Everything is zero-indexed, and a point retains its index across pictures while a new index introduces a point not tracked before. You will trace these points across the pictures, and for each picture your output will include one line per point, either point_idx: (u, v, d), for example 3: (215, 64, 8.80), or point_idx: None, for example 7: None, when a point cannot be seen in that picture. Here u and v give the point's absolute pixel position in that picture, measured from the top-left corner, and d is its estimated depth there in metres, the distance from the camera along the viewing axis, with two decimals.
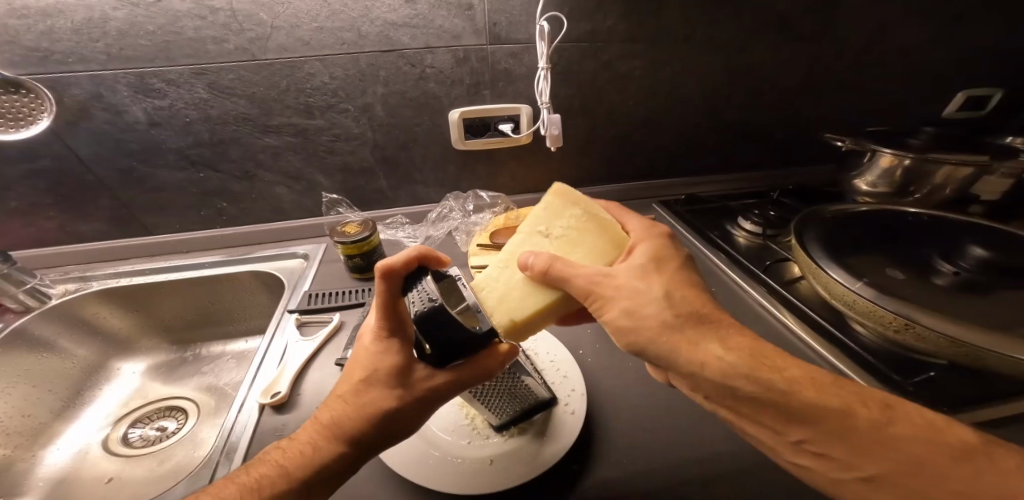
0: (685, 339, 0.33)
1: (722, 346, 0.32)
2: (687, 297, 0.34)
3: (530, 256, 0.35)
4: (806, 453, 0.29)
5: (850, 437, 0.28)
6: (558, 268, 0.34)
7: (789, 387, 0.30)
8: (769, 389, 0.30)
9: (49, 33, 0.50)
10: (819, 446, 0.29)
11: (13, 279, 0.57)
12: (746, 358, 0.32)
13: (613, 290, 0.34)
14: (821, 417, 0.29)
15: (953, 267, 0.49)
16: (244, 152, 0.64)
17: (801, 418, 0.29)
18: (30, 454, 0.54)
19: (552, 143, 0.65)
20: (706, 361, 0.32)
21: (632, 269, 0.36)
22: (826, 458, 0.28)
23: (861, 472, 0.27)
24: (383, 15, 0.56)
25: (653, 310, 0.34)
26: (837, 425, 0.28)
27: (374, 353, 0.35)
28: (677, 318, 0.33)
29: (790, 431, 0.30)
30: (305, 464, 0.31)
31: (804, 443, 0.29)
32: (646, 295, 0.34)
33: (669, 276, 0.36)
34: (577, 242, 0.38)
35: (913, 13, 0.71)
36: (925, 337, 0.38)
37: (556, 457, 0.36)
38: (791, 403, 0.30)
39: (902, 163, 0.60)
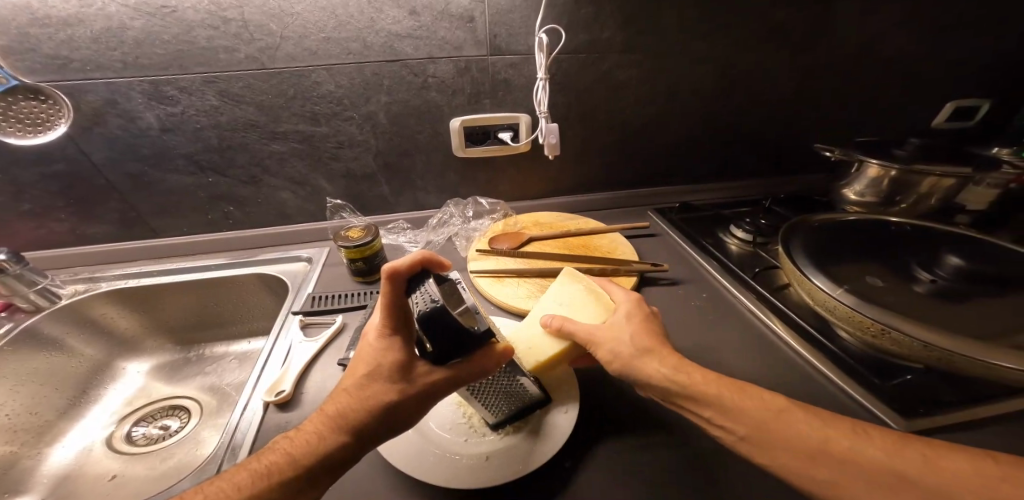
0: (634, 361, 0.38)
1: (661, 363, 0.38)
2: (646, 334, 0.40)
3: (548, 316, 0.43)
4: (714, 426, 0.35)
5: (736, 412, 0.34)
6: (569, 325, 0.42)
7: (703, 384, 0.36)
8: (687, 387, 0.36)
9: (69, 42, 0.52)
10: (717, 419, 0.35)
11: (25, 279, 0.59)
12: (676, 367, 0.37)
13: (602, 337, 0.40)
14: (716, 400, 0.35)
15: (931, 276, 0.50)
16: (252, 157, 0.66)
17: (704, 401, 0.35)
18: (36, 451, 0.55)
19: (550, 150, 0.68)
20: (649, 375, 0.37)
21: (619, 320, 0.42)
22: (727, 429, 0.34)
23: (738, 434, 0.34)
24: (388, 27, 0.58)
25: (619, 344, 0.39)
26: (730, 405, 0.34)
27: (378, 349, 0.36)
28: (635, 349, 0.39)
29: (704, 412, 0.35)
30: (311, 453, 0.32)
31: (712, 420, 0.35)
32: (619, 336, 0.40)
33: (638, 321, 0.41)
34: (581, 305, 0.46)
35: (902, 27, 0.73)
36: (901, 342, 0.39)
37: (548, 454, 0.38)
38: (700, 394, 0.35)
39: (889, 173, 0.61)
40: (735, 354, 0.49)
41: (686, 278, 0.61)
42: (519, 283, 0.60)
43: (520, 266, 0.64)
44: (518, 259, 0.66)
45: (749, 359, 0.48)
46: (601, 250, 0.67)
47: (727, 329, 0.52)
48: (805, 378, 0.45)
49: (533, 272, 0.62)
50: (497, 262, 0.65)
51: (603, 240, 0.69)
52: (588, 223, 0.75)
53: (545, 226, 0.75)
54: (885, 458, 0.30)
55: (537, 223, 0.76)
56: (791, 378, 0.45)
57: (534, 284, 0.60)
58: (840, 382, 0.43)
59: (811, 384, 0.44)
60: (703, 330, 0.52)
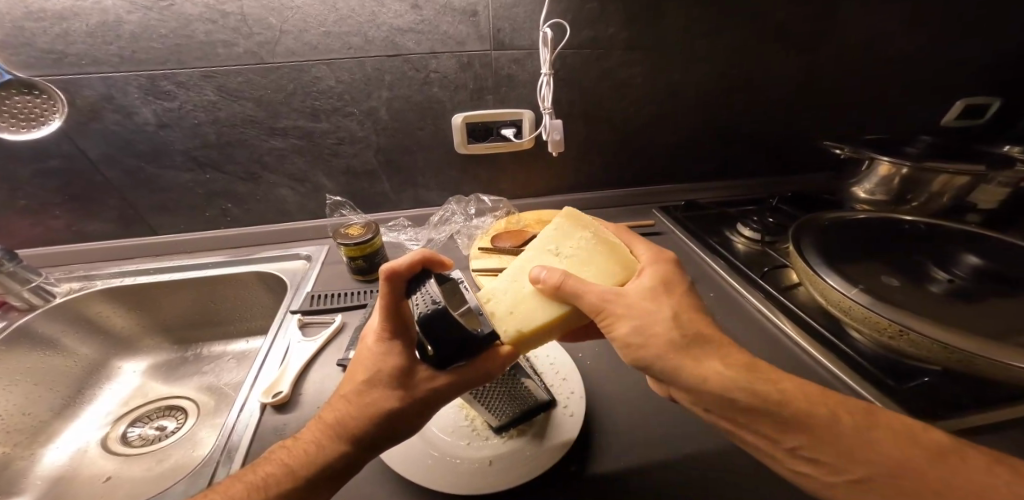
0: (689, 357, 0.34)
1: (723, 363, 0.34)
2: (696, 320, 0.36)
3: (543, 270, 0.37)
4: (803, 460, 0.31)
5: (839, 446, 0.30)
6: (573, 284, 0.35)
7: (782, 398, 0.32)
8: (764, 400, 0.32)
9: (64, 36, 0.51)
10: (813, 452, 0.31)
11: (19, 277, 0.58)
12: (743, 372, 0.33)
13: (624, 308, 0.36)
14: (811, 427, 0.31)
15: (949, 275, 0.50)
16: (250, 153, 0.65)
17: (790, 425, 0.31)
18: (29, 452, 0.54)
19: (553, 148, 0.66)
20: (709, 374, 0.33)
21: (642, 289, 0.38)
22: (819, 463, 0.31)
23: (847, 475, 0.30)
24: (389, 21, 0.57)
25: (662, 329, 0.35)
26: (817, 429, 0.31)
27: (377, 354, 0.35)
28: (684, 338, 0.35)
29: (787, 439, 0.31)
30: (309, 463, 0.31)
31: (799, 449, 0.31)
32: (656, 313, 0.36)
33: (680, 299, 0.37)
34: (588, 260, 0.41)
35: (912, 23, 0.72)
36: (918, 342, 0.38)
37: (553, 459, 0.37)
38: (782, 410, 0.32)
39: (900, 171, 0.60)
40: None
41: (692, 278, 0.60)
42: None
43: None
44: None
45: (759, 360, 0.47)
46: None
47: (736, 330, 0.51)
48: (817, 380, 0.44)
49: None
50: (499, 261, 0.64)
51: None
52: None
53: (548, 225, 0.73)
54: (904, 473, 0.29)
55: (540, 221, 0.75)
56: (804, 380, 0.44)
57: None
58: (856, 387, 0.42)
59: (822, 385, 0.43)
60: None
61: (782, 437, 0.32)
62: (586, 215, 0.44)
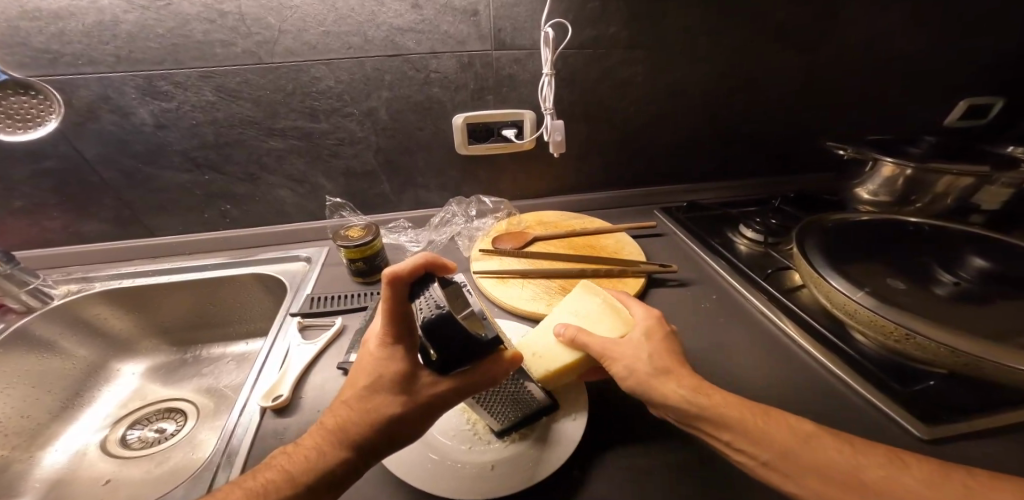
0: (650, 383, 0.36)
1: (678, 383, 0.36)
2: (665, 355, 0.38)
3: (562, 326, 0.43)
4: (733, 449, 0.33)
5: (756, 436, 0.32)
6: (582, 337, 0.40)
7: (717, 406, 0.34)
8: (704, 408, 0.34)
9: (60, 35, 0.50)
10: (742, 445, 0.33)
11: (16, 279, 0.58)
12: (692, 388, 0.36)
13: (619, 353, 0.39)
14: (738, 423, 0.33)
15: (954, 277, 0.49)
16: (248, 154, 0.65)
17: (721, 424, 0.34)
18: (28, 455, 0.54)
19: (554, 149, 0.66)
20: (664, 395, 0.36)
21: (636, 338, 0.40)
22: (745, 453, 0.33)
23: (759, 459, 0.32)
24: (389, 20, 0.56)
25: (638, 364, 0.38)
26: (746, 428, 0.33)
27: (379, 358, 0.35)
28: (652, 370, 0.37)
29: (720, 435, 0.34)
30: (310, 470, 0.31)
31: (732, 443, 0.33)
32: (637, 355, 0.38)
33: (658, 340, 0.40)
34: (600, 320, 0.44)
35: (915, 22, 0.72)
36: (924, 346, 0.38)
37: (556, 463, 0.36)
38: (717, 416, 0.34)
39: (904, 172, 0.60)
40: (747, 357, 0.47)
41: (694, 279, 0.60)
42: (523, 284, 0.59)
43: (524, 266, 0.63)
44: (522, 259, 0.64)
45: (762, 363, 0.46)
46: (607, 251, 0.65)
47: (739, 332, 0.51)
48: (821, 383, 0.44)
49: (538, 272, 0.60)
50: (501, 262, 0.64)
51: (609, 240, 0.68)
52: (592, 222, 0.74)
53: (549, 226, 0.73)
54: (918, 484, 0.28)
55: (541, 222, 0.74)
56: (807, 382, 0.44)
57: (538, 285, 0.58)
58: (860, 390, 0.42)
59: (825, 388, 0.43)
60: (714, 333, 0.51)
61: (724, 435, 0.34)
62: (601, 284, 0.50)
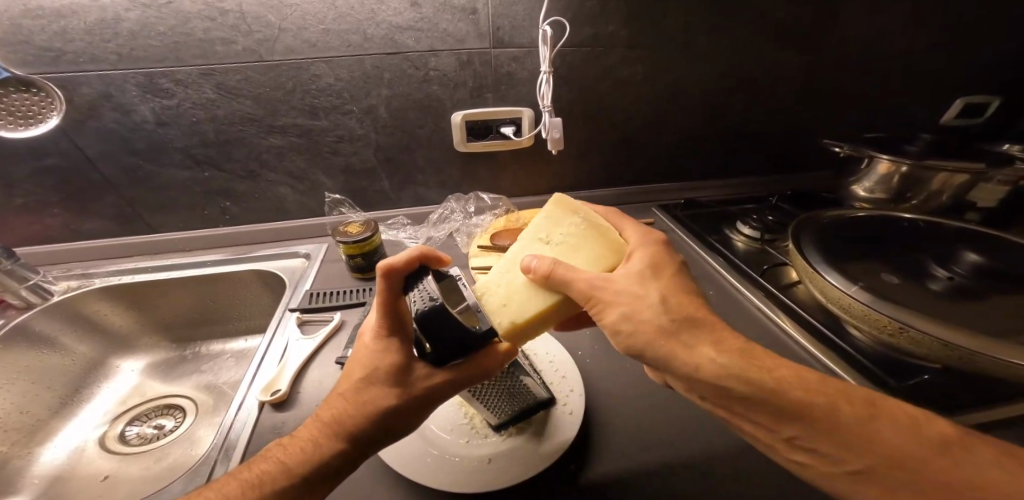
0: (685, 347, 0.33)
1: (717, 350, 0.33)
2: (684, 302, 0.35)
3: (533, 259, 0.37)
4: (797, 449, 0.31)
5: (823, 431, 0.29)
6: (561, 271, 0.35)
7: (776, 384, 0.31)
8: (764, 389, 0.31)
9: (62, 33, 0.51)
10: (807, 441, 0.30)
11: (16, 275, 0.58)
12: (739, 360, 0.33)
13: (611, 293, 0.35)
14: (804, 412, 0.30)
15: (948, 273, 0.49)
16: (248, 151, 0.65)
17: (783, 414, 0.30)
18: (27, 451, 0.54)
19: (552, 146, 0.66)
20: (702, 364, 0.33)
21: (632, 272, 0.37)
22: (816, 452, 0.30)
23: (845, 466, 0.29)
24: (389, 19, 0.57)
25: (649, 314, 0.35)
26: (818, 419, 0.30)
27: (374, 351, 0.35)
28: (670, 321, 0.34)
29: (784, 429, 0.31)
30: (305, 460, 0.31)
31: (793, 439, 0.30)
32: (642, 297, 0.35)
33: (666, 282, 0.37)
34: (579, 247, 0.40)
35: (912, 21, 0.72)
36: (918, 340, 0.38)
37: (552, 457, 0.36)
38: (780, 400, 0.31)
39: (900, 169, 0.60)
40: None
41: (691, 276, 0.60)
42: None
43: None
44: None
45: None
46: None
47: (735, 328, 0.51)
48: None
49: None
50: (499, 259, 0.64)
51: None
52: None
53: None
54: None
55: None
56: None
57: None
58: (857, 386, 0.42)
59: None
60: None
61: (789, 431, 0.30)
62: (575, 201, 0.45)
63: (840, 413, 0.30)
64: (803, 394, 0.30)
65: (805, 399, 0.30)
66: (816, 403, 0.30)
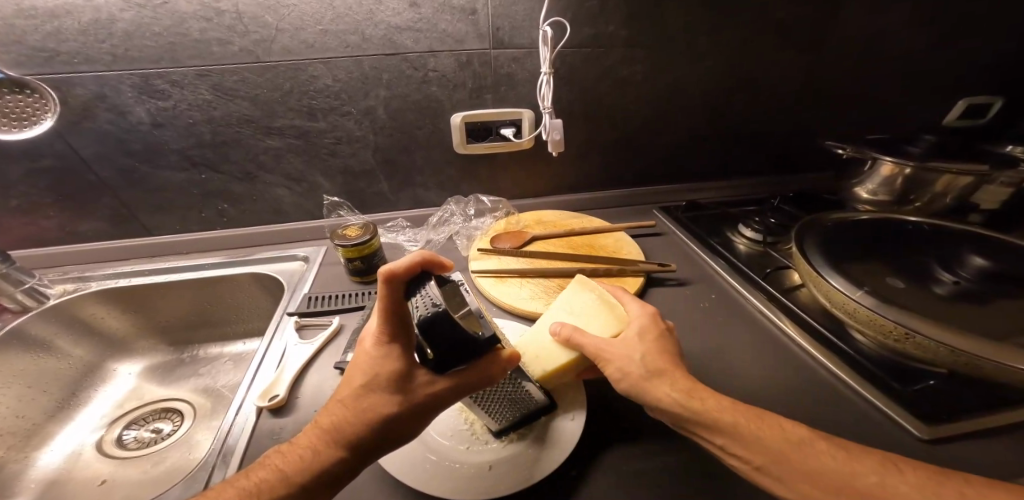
0: (644, 384, 0.36)
1: (672, 386, 0.36)
2: (659, 357, 0.38)
3: (558, 325, 0.42)
4: (731, 456, 0.33)
5: (752, 442, 0.32)
6: (576, 338, 0.40)
7: (716, 411, 0.34)
8: (700, 413, 0.34)
9: (56, 33, 0.50)
10: (734, 449, 0.32)
11: (12, 279, 0.57)
12: (686, 391, 0.35)
13: (611, 354, 0.38)
14: (728, 427, 0.33)
15: (954, 277, 0.49)
16: (246, 153, 0.65)
17: (717, 428, 0.33)
18: (23, 456, 0.53)
19: (552, 148, 0.65)
20: (658, 398, 0.35)
21: (630, 338, 0.40)
22: (739, 457, 0.32)
23: (752, 464, 0.32)
24: (387, 19, 0.56)
25: (630, 365, 0.37)
26: (743, 434, 0.32)
27: (375, 357, 0.35)
28: (645, 371, 0.37)
29: (715, 440, 0.33)
30: (305, 468, 0.31)
31: (724, 447, 0.33)
32: (631, 356, 0.38)
33: (653, 342, 0.39)
34: (595, 315, 0.44)
35: (914, 21, 0.71)
36: (924, 346, 0.38)
37: (554, 464, 0.36)
38: (714, 421, 0.33)
39: (903, 171, 0.60)
40: (745, 358, 0.47)
41: (693, 278, 0.60)
42: (522, 283, 0.59)
43: (522, 265, 0.62)
44: (520, 258, 0.64)
45: (761, 363, 0.46)
46: (606, 250, 0.65)
47: (738, 332, 0.50)
48: (820, 384, 0.43)
49: (536, 272, 0.60)
50: (499, 262, 0.64)
51: (608, 240, 0.68)
52: (591, 222, 0.73)
53: (548, 225, 0.73)
54: (920, 486, 0.28)
55: (539, 222, 0.74)
56: (807, 383, 0.44)
57: (537, 284, 0.58)
58: (860, 390, 0.42)
59: (824, 388, 0.43)
60: (714, 333, 0.50)
61: (719, 441, 0.33)
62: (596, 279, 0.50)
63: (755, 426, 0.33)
64: (727, 413, 0.34)
65: (733, 420, 0.33)
66: (740, 421, 0.33)
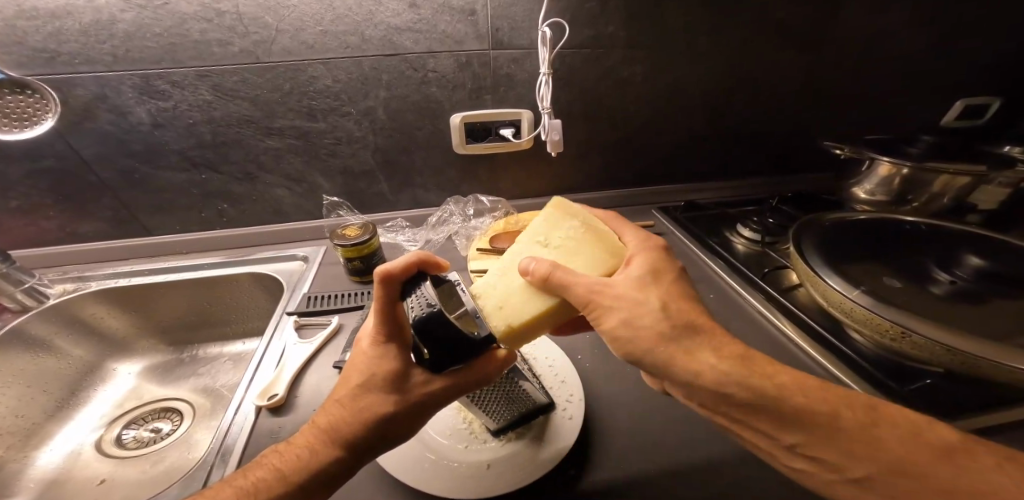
0: (682, 353, 0.33)
1: (717, 357, 0.33)
2: (683, 309, 0.35)
3: (532, 262, 0.35)
4: (803, 457, 0.30)
5: (831, 438, 0.29)
6: (561, 275, 0.34)
7: (779, 393, 0.31)
8: (762, 397, 0.31)
9: (57, 34, 0.50)
10: (813, 450, 0.30)
11: (12, 279, 0.58)
12: (738, 365, 0.32)
13: (612, 299, 0.34)
14: (804, 420, 0.30)
15: (951, 276, 0.50)
16: (246, 153, 0.65)
17: (786, 421, 0.30)
18: (23, 455, 0.53)
19: (552, 148, 0.66)
20: (703, 371, 0.32)
21: (631, 279, 0.36)
22: (818, 460, 0.30)
23: (845, 473, 0.29)
24: (387, 20, 0.56)
25: (648, 321, 0.34)
26: (820, 429, 0.30)
27: (372, 357, 0.35)
28: (670, 327, 0.33)
29: (784, 437, 0.31)
30: (302, 467, 0.31)
31: (796, 446, 0.30)
32: (642, 305, 0.34)
33: (666, 288, 0.36)
34: (579, 251, 0.39)
35: (912, 22, 0.72)
36: (920, 345, 0.38)
37: (552, 463, 0.36)
38: (780, 408, 0.30)
39: (900, 172, 0.60)
40: None
41: (692, 278, 0.60)
42: None
43: None
44: None
45: None
46: None
47: (736, 332, 0.51)
48: None
49: None
50: (498, 262, 0.64)
51: None
52: None
53: None
54: None
55: None
56: None
57: None
58: (857, 389, 0.42)
59: None
60: None
61: (789, 438, 0.31)
62: (575, 204, 0.43)
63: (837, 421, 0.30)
64: (799, 401, 0.30)
65: (810, 411, 0.30)
66: (816, 414, 0.30)
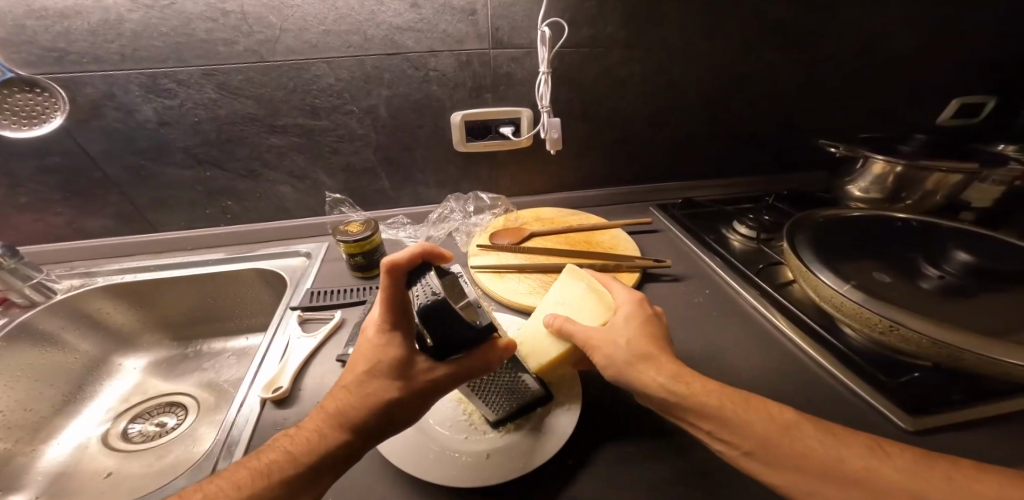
0: (631, 371, 0.37)
1: (659, 371, 0.36)
2: (643, 338, 0.39)
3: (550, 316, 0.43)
4: (716, 440, 0.33)
5: (737, 425, 0.32)
6: (568, 327, 0.41)
7: (696, 395, 0.34)
8: (685, 397, 0.35)
9: (67, 33, 0.51)
10: (722, 435, 0.33)
11: (21, 273, 0.58)
12: (673, 376, 0.36)
13: (596, 340, 0.39)
14: (713, 412, 0.33)
15: (939, 271, 0.50)
16: (250, 150, 0.66)
17: (703, 415, 0.34)
18: (30, 448, 0.55)
19: (551, 146, 0.66)
20: (645, 383, 0.36)
21: (617, 322, 0.41)
22: (728, 443, 0.33)
23: (742, 449, 0.32)
24: (389, 20, 0.57)
25: (614, 350, 0.38)
26: (726, 417, 0.33)
27: (378, 345, 0.36)
28: (631, 354, 0.38)
29: (700, 424, 0.34)
30: (312, 450, 0.32)
31: (712, 433, 0.33)
32: (614, 341, 0.39)
33: (636, 326, 0.40)
34: (583, 307, 0.45)
35: (908, 22, 0.72)
36: (910, 338, 0.39)
37: (550, 453, 0.37)
38: (698, 406, 0.34)
39: (894, 169, 0.61)
40: (737, 350, 0.48)
41: (688, 274, 0.61)
42: (520, 278, 0.60)
43: (521, 261, 0.63)
44: (518, 254, 0.65)
45: (752, 356, 0.47)
46: (602, 246, 0.66)
47: (733, 326, 0.52)
48: (809, 375, 0.44)
49: (535, 267, 0.61)
50: (497, 257, 0.65)
51: (605, 236, 0.69)
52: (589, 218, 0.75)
53: (546, 222, 0.74)
54: (909, 473, 0.28)
55: (538, 219, 0.75)
56: (799, 377, 0.44)
57: (535, 279, 0.59)
58: (846, 382, 0.43)
59: (814, 380, 0.44)
60: (709, 328, 0.51)
61: (705, 426, 0.34)
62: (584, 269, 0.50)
63: (733, 412, 0.33)
64: (708, 397, 0.34)
65: (714, 404, 0.34)
66: (722, 408, 0.33)
